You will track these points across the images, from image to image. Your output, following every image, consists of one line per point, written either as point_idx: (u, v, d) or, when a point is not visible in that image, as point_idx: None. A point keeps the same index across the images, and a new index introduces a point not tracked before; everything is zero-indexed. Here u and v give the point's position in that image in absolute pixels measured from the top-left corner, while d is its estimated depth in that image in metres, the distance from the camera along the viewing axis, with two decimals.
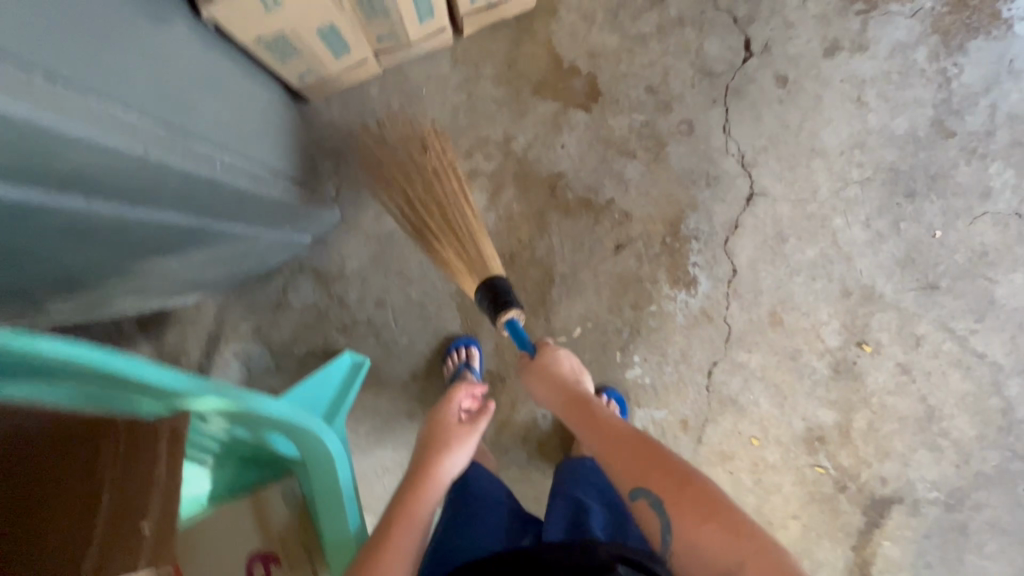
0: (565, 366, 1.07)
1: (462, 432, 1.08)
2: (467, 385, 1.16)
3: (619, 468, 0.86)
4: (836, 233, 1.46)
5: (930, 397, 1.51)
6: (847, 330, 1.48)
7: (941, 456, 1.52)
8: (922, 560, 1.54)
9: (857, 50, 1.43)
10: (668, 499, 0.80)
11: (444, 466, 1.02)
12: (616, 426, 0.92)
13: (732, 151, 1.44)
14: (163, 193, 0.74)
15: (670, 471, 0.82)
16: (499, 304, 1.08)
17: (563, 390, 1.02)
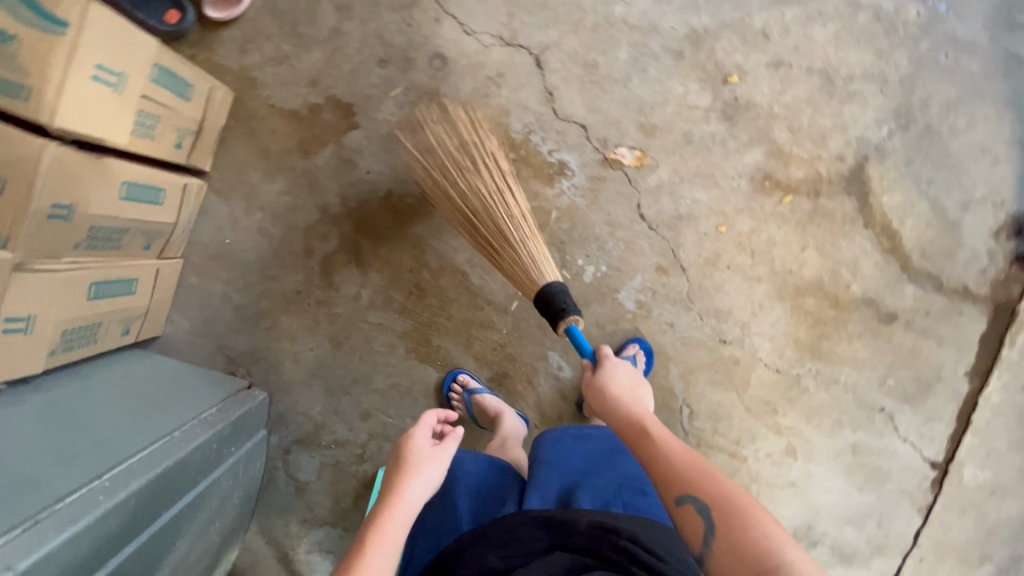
0: (621, 381, 1.11)
1: (433, 453, 1.06)
2: (434, 411, 1.15)
3: (675, 472, 0.92)
4: (627, 19, 1.41)
5: (815, 63, 1.48)
6: (706, 80, 1.44)
7: (865, 95, 1.51)
8: (922, 183, 1.55)
9: None
10: (718, 512, 0.85)
11: (408, 487, 1.00)
12: (673, 448, 0.95)
13: (492, 41, 1.37)
14: (73, 564, 0.74)
15: (727, 495, 0.86)
16: (554, 312, 1.10)
17: (625, 394, 1.08)
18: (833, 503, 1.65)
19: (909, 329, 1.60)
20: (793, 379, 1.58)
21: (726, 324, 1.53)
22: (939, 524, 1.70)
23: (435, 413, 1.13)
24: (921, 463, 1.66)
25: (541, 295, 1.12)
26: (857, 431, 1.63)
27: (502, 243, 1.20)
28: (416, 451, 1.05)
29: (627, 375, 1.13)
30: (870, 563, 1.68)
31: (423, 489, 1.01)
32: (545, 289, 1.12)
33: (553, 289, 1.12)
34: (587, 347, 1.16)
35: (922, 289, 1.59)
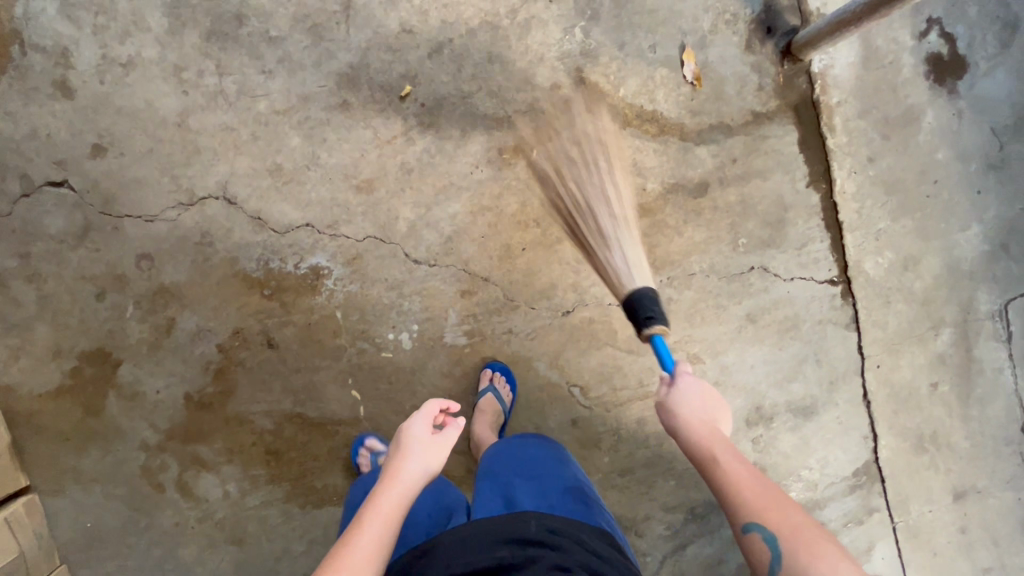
0: (696, 403, 0.98)
1: (428, 441, 0.98)
2: (436, 399, 1.08)
3: (741, 500, 0.87)
4: (276, 107, 1.34)
5: (472, 21, 1.39)
6: (386, 108, 1.37)
7: (539, 15, 1.41)
8: (647, 53, 1.46)
9: (57, 27, 1.27)
10: (790, 543, 0.82)
11: (405, 468, 0.95)
12: (735, 473, 0.89)
13: (175, 211, 1.33)
14: None
15: (790, 521, 0.83)
16: (641, 321, 1.06)
17: (701, 416, 0.97)
18: (766, 374, 1.61)
19: (728, 184, 1.53)
20: None
21: (559, 295, 1.49)
22: (876, 326, 1.64)
23: (440, 403, 1.06)
24: (821, 287, 1.60)
25: (630, 304, 1.09)
26: (743, 302, 1.57)
27: (599, 239, 1.25)
28: (413, 436, 1.00)
29: (701, 393, 0.99)
30: (834, 399, 1.64)
31: (419, 473, 0.94)
32: (633, 299, 1.08)
33: (643, 295, 1.09)
34: (671, 365, 1.03)
35: (715, 142, 1.51)
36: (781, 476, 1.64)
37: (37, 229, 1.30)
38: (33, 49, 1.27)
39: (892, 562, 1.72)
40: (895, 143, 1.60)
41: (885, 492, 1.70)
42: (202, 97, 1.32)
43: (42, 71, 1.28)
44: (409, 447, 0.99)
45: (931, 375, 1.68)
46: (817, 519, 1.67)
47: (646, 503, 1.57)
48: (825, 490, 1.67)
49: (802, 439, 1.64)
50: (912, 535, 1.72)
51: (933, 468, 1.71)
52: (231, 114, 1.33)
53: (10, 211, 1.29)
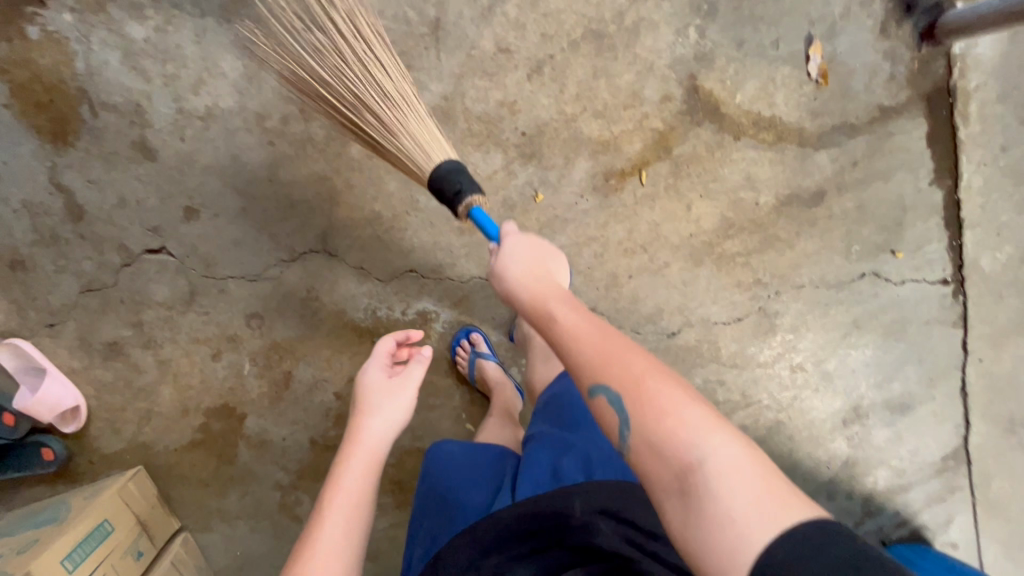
0: (517, 263, 0.86)
1: (386, 387, 1.02)
2: (388, 341, 1.11)
3: (580, 358, 0.74)
4: (369, 150, 1.24)
5: (574, 32, 1.23)
6: (484, 141, 1.26)
7: (648, 17, 1.24)
8: (766, 51, 1.30)
9: (127, 83, 1.16)
10: (628, 401, 0.67)
11: (365, 426, 0.98)
12: (577, 327, 0.76)
13: (279, 268, 1.29)
14: None
15: (650, 376, 0.69)
16: (450, 198, 0.95)
17: (527, 277, 0.84)
18: (865, 374, 1.61)
19: (845, 190, 1.42)
20: (759, 314, 1.49)
21: (665, 319, 1.46)
22: (984, 321, 1.60)
23: (392, 340, 1.11)
24: (932, 288, 1.54)
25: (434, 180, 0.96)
26: (850, 308, 1.53)
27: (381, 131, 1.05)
28: (370, 388, 1.03)
29: (525, 251, 0.87)
30: (931, 394, 1.65)
31: (379, 425, 0.98)
32: (435, 174, 0.96)
33: (449, 167, 0.96)
34: (491, 234, 0.92)
35: (837, 145, 1.38)
36: (872, 466, 1.70)
37: (144, 297, 1.28)
38: (105, 109, 1.17)
39: (970, 532, 1.82)
40: None
41: (969, 473, 1.76)
42: (290, 146, 1.22)
43: (119, 132, 1.18)
44: (369, 401, 1.02)
45: None
46: (902, 500, 1.76)
47: None
48: (913, 475, 1.74)
49: (895, 431, 1.68)
50: (990, 507, 1.81)
51: (1019, 448, 1.76)
52: (323, 162, 1.24)
53: (115, 283, 1.26)
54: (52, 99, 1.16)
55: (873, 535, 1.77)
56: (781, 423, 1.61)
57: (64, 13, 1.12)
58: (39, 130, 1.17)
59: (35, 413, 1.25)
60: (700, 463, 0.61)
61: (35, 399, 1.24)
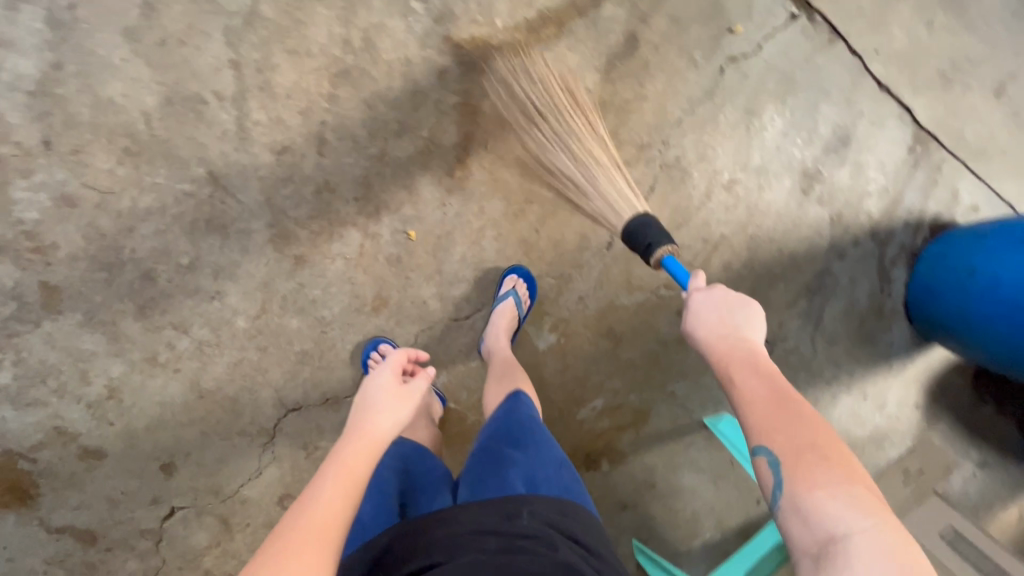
0: (709, 321, 0.96)
1: (400, 393, 0.91)
2: (403, 353, 1.02)
3: (750, 420, 0.81)
4: (254, 313, 1.26)
5: (325, 87, 1.20)
6: (332, 231, 1.26)
7: (371, 22, 1.20)
8: None
9: (36, 420, 1.21)
10: (788, 463, 0.74)
11: (374, 422, 0.86)
12: (754, 392, 0.84)
13: (268, 450, 1.34)
14: None
15: (812, 443, 0.75)
16: (647, 246, 1.10)
17: (719, 331, 0.95)
18: (792, 144, 1.58)
19: (650, 17, 1.38)
20: (664, 170, 1.48)
21: (594, 238, 1.46)
22: (854, 19, 1.54)
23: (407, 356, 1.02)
24: (789, 31, 1.50)
25: (629, 235, 1.13)
26: (735, 103, 1.50)
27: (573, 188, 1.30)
28: (380, 386, 0.91)
29: (718, 303, 0.97)
30: (857, 112, 1.62)
31: (389, 423, 0.86)
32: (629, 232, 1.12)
33: (636, 226, 1.13)
34: (687, 282, 1.05)
35: None
36: (857, 205, 1.69)
37: (192, 552, 1.34)
38: (38, 449, 1.22)
39: (979, 188, 1.80)
40: None
41: (941, 144, 1.73)
42: (193, 360, 1.25)
43: (63, 457, 1.24)
44: (374, 399, 0.90)
45: (921, 17, 1.61)
46: (903, 211, 1.75)
47: (772, 315, 1.68)
48: (896, 184, 1.72)
49: (852, 164, 1.66)
50: (980, 157, 1.78)
51: (967, 91, 1.72)
52: (228, 350, 1.26)
53: (163, 560, 1.34)
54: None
55: (900, 256, 1.78)
56: (755, 235, 1.61)
57: None
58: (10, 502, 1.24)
59: None
60: (848, 534, 0.66)
61: None
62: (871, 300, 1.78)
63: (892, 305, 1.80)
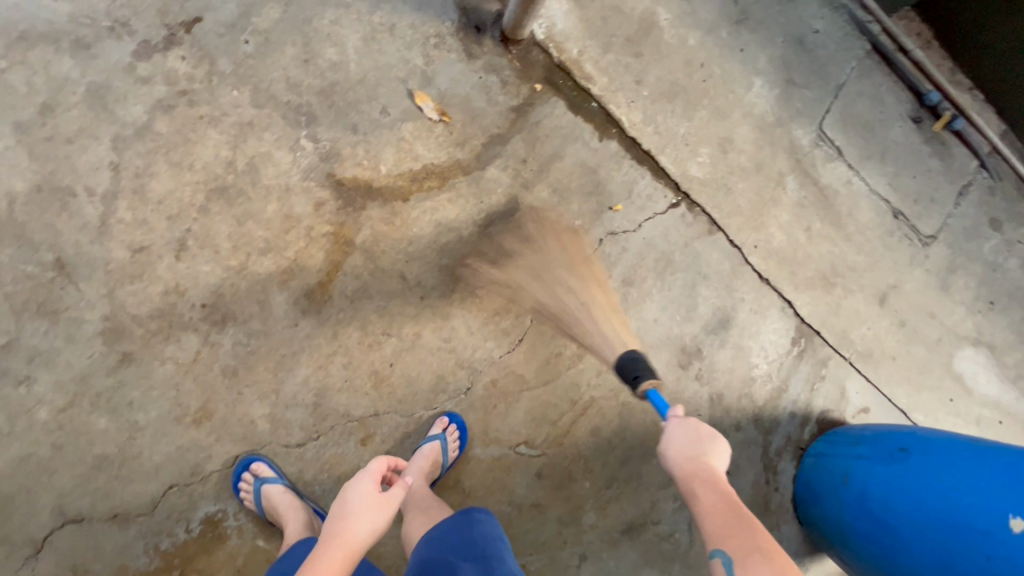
0: (684, 444, 1.01)
1: (376, 500, 1.03)
2: (382, 459, 1.14)
3: (709, 530, 0.90)
4: (60, 405, 1.20)
5: (198, 198, 1.27)
6: (169, 332, 1.25)
7: (257, 150, 1.30)
8: (381, 122, 1.38)
9: None
10: (740, 564, 0.82)
11: (351, 528, 0.98)
12: (714, 506, 0.92)
13: (29, 565, 1.19)
14: None
15: (768, 546, 0.85)
16: (631, 382, 1.16)
17: (687, 451, 1.01)
18: (671, 318, 1.61)
19: (532, 184, 1.49)
20: (535, 324, 1.49)
21: (453, 381, 1.43)
22: (732, 215, 1.67)
23: (385, 459, 1.13)
24: (668, 216, 1.61)
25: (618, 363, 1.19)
26: (613, 272, 1.56)
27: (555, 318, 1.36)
28: (358, 487, 1.04)
29: (689, 431, 1.02)
30: (737, 298, 1.68)
31: (365, 531, 0.98)
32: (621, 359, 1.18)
33: (626, 356, 1.19)
34: (666, 411, 1.09)
35: (498, 156, 1.47)
36: (738, 388, 1.68)
37: None
38: None
39: (868, 390, 1.80)
40: (649, 54, 1.61)
41: (825, 340, 1.76)
42: None
43: None
44: (357, 507, 1.02)
45: (800, 223, 1.73)
46: (788, 401, 1.73)
47: (645, 493, 1.56)
48: (780, 373, 1.72)
49: (733, 347, 1.67)
50: (868, 359, 1.80)
51: (851, 295, 1.78)
52: (19, 440, 1.18)
53: None
54: None
55: (786, 448, 1.72)
56: (628, 403, 1.56)
57: None
58: None
59: None
60: None
61: None
62: (755, 492, 1.68)
63: (779, 501, 1.70)
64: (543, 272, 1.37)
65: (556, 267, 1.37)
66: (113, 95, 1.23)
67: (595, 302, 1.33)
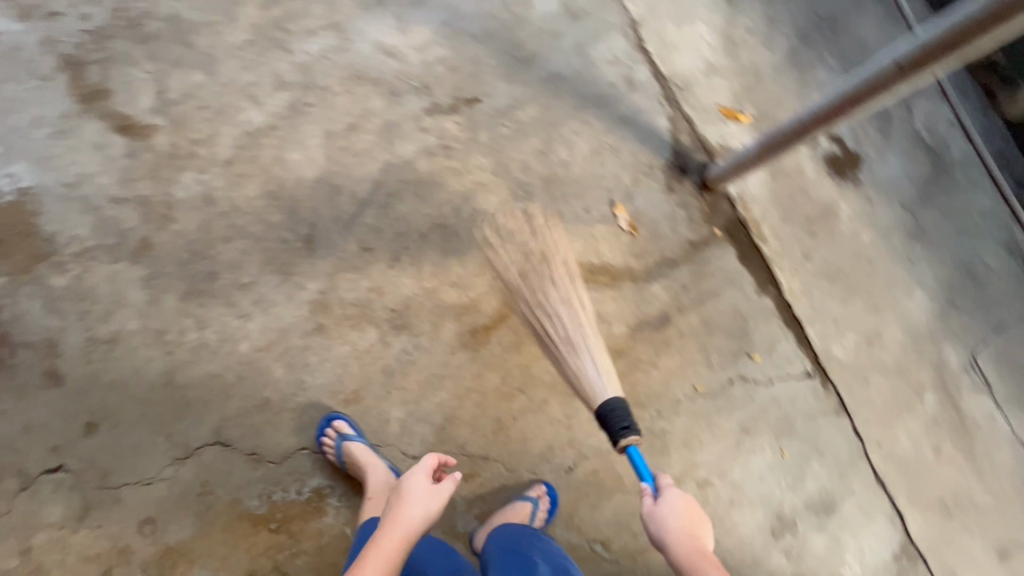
0: (682, 518, 1.15)
1: (428, 493, 1.16)
2: (433, 455, 1.24)
3: None
4: (257, 346, 1.43)
5: (424, 226, 1.54)
6: (359, 321, 1.47)
7: (480, 207, 1.57)
8: (581, 217, 1.62)
9: (46, 330, 1.37)
10: None
11: (406, 514, 1.12)
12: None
13: (173, 466, 1.37)
14: None
15: None
16: (615, 433, 1.18)
17: (683, 523, 1.15)
18: (775, 481, 1.62)
19: (686, 310, 1.64)
20: (648, 435, 1.57)
21: (558, 455, 1.52)
22: (863, 405, 1.69)
23: (435, 458, 1.23)
24: (800, 383, 1.67)
25: (603, 415, 1.22)
26: (734, 415, 1.62)
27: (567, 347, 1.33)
28: (413, 479, 1.18)
29: (686, 504, 1.16)
30: (847, 488, 1.65)
31: (418, 517, 1.13)
32: (607, 409, 1.21)
33: (617, 405, 1.22)
34: (652, 479, 1.19)
35: (665, 276, 1.64)
36: None
37: (35, 520, 1.32)
38: (23, 349, 1.36)
39: None
40: (823, 237, 1.76)
41: (930, 571, 1.66)
42: (187, 354, 1.41)
43: (33, 366, 1.36)
44: (412, 496, 1.16)
45: (930, 439, 1.71)
46: None
47: None
48: None
49: (829, 536, 1.63)
50: None
51: (967, 533, 1.69)
52: (216, 362, 1.41)
53: (11, 510, 1.31)
54: None
55: None
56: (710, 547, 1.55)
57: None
58: None
59: None
60: None
61: None
62: None
63: None
64: (570, 304, 1.37)
65: (577, 305, 1.37)
66: (398, 133, 1.57)
67: (587, 315, 1.36)
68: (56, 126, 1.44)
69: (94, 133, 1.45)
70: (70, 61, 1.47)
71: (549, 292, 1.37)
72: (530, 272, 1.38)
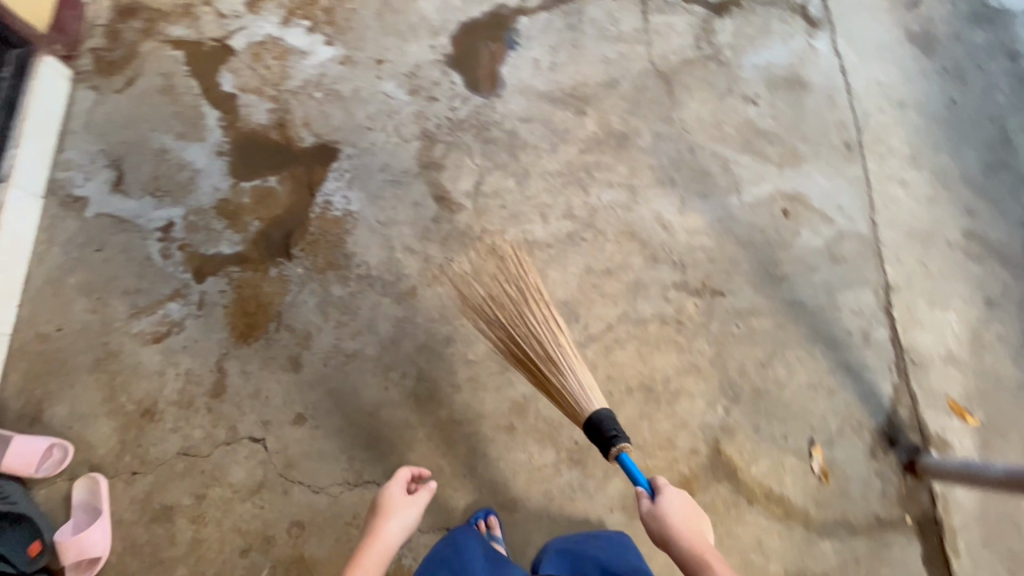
0: (681, 515, 1.18)
1: (403, 501, 1.29)
2: (407, 469, 1.37)
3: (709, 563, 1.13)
4: (454, 419, 1.56)
5: (632, 382, 1.64)
6: (544, 439, 1.56)
7: (687, 388, 1.65)
8: (774, 440, 1.63)
9: (310, 324, 1.61)
10: None
11: (384, 529, 1.24)
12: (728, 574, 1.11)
13: (341, 487, 1.49)
14: None
15: None
16: (607, 441, 1.19)
17: (684, 516, 1.18)
18: None
19: None
20: None
21: None
22: None
23: (409, 471, 1.36)
24: None
25: (598, 424, 1.20)
26: None
27: (554, 370, 1.30)
28: (390, 497, 1.29)
29: (685, 503, 1.20)
30: None
31: (398, 529, 1.24)
32: (605, 419, 1.20)
33: (605, 417, 1.21)
34: (643, 484, 1.21)
35: (836, 537, 1.57)
36: None
37: (220, 474, 1.47)
38: (286, 330, 1.60)
39: None
40: None
41: None
42: (398, 397, 1.57)
43: (286, 347, 1.59)
44: (387, 507, 1.28)
45: None
46: None
47: None
48: None
49: None
50: None
51: None
52: (416, 415, 1.56)
53: (208, 456, 1.49)
54: (251, 325, 1.60)
55: None
56: None
57: (298, 269, 1.65)
58: (233, 327, 1.60)
59: (61, 553, 1.38)
60: None
61: (73, 539, 1.38)
62: None
63: None
64: (550, 317, 1.34)
65: (551, 315, 1.34)
66: (644, 291, 1.72)
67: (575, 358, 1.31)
68: (395, 176, 1.76)
69: (417, 191, 1.75)
70: (427, 134, 1.82)
71: (505, 297, 1.35)
72: (520, 287, 1.35)
